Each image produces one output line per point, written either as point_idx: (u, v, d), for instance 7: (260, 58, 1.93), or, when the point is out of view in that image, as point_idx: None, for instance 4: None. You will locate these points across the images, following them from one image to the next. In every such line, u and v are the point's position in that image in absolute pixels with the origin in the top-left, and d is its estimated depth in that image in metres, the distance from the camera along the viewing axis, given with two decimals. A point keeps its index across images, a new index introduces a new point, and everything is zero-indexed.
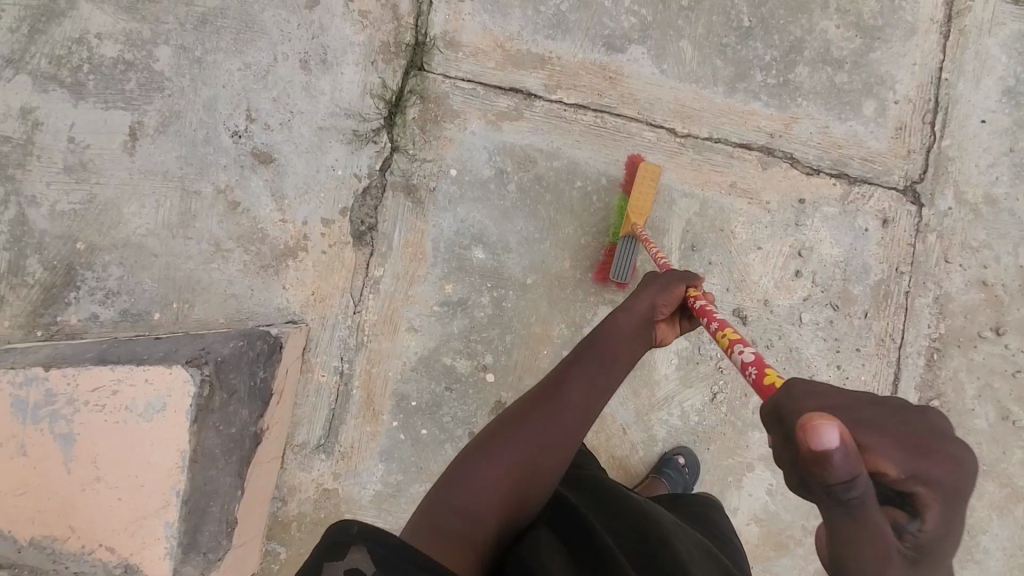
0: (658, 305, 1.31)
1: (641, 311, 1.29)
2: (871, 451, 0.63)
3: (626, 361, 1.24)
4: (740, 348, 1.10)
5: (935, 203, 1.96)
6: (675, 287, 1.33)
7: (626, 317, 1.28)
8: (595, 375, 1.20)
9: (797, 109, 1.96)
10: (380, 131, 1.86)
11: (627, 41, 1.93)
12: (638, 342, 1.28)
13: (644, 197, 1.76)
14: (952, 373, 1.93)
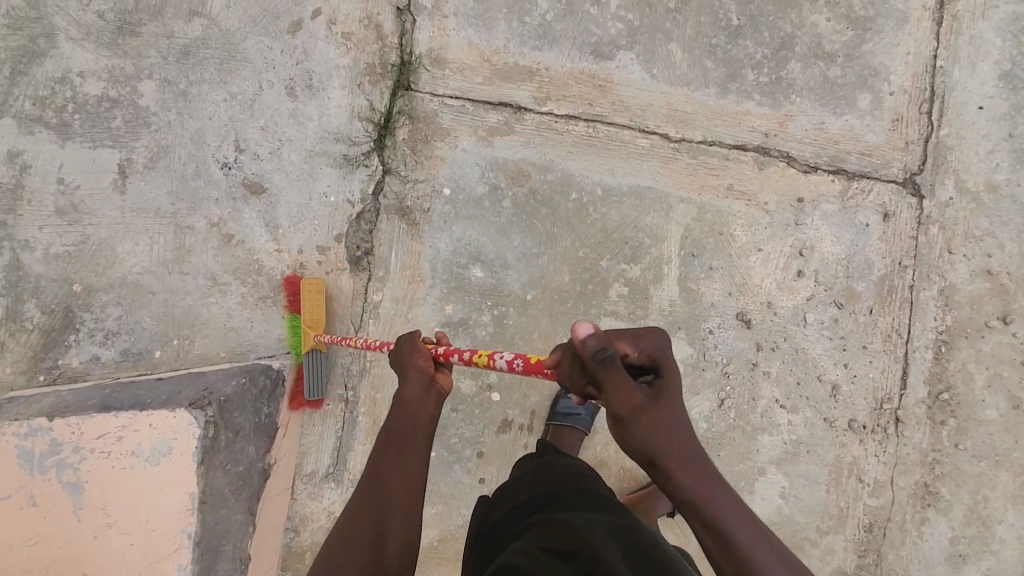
0: (417, 366, 1.11)
1: (411, 381, 1.09)
2: (619, 342, 0.96)
3: (425, 434, 1.05)
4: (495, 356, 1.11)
5: (935, 194, 1.93)
6: (417, 346, 1.13)
7: (400, 396, 1.08)
8: (392, 473, 1.01)
9: (791, 107, 1.93)
10: (371, 155, 1.84)
11: (615, 47, 1.91)
12: (427, 407, 1.07)
13: (310, 311, 1.71)
14: (961, 365, 1.92)
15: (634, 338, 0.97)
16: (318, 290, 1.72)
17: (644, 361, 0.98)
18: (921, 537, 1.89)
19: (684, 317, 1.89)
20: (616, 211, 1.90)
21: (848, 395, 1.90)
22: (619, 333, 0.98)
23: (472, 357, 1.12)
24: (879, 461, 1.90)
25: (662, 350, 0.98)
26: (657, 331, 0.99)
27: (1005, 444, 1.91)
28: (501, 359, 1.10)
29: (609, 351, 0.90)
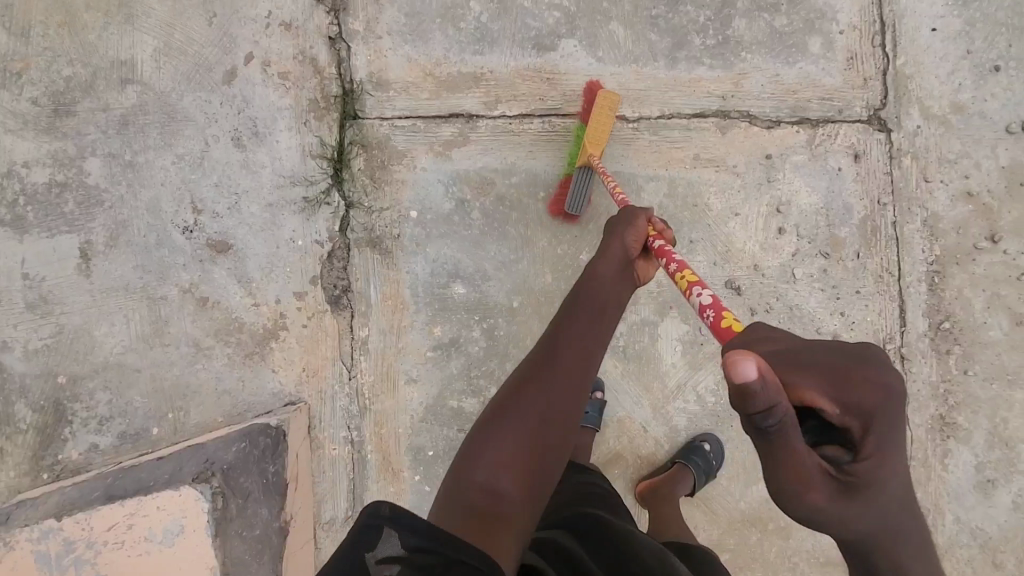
0: (625, 241, 1.38)
1: (616, 258, 1.37)
2: (808, 392, 0.76)
3: (605, 315, 1.32)
4: (700, 287, 1.18)
5: (902, 125, 1.91)
6: (636, 221, 1.40)
7: (604, 265, 1.37)
8: (578, 326, 1.29)
9: (742, 65, 1.90)
10: (331, 191, 1.81)
11: (556, 37, 1.87)
12: (621, 279, 1.37)
13: (602, 122, 1.70)
14: (957, 292, 1.90)
15: (833, 389, 0.76)
16: (612, 107, 1.71)
17: (851, 418, 0.75)
18: (947, 469, 1.88)
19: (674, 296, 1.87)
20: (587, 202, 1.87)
21: (850, 343, 1.89)
22: (816, 379, 0.76)
23: (683, 275, 1.23)
24: None
25: (879, 409, 0.75)
26: (881, 384, 0.76)
27: (1015, 362, 1.89)
28: (701, 295, 1.15)
29: (777, 416, 0.71)
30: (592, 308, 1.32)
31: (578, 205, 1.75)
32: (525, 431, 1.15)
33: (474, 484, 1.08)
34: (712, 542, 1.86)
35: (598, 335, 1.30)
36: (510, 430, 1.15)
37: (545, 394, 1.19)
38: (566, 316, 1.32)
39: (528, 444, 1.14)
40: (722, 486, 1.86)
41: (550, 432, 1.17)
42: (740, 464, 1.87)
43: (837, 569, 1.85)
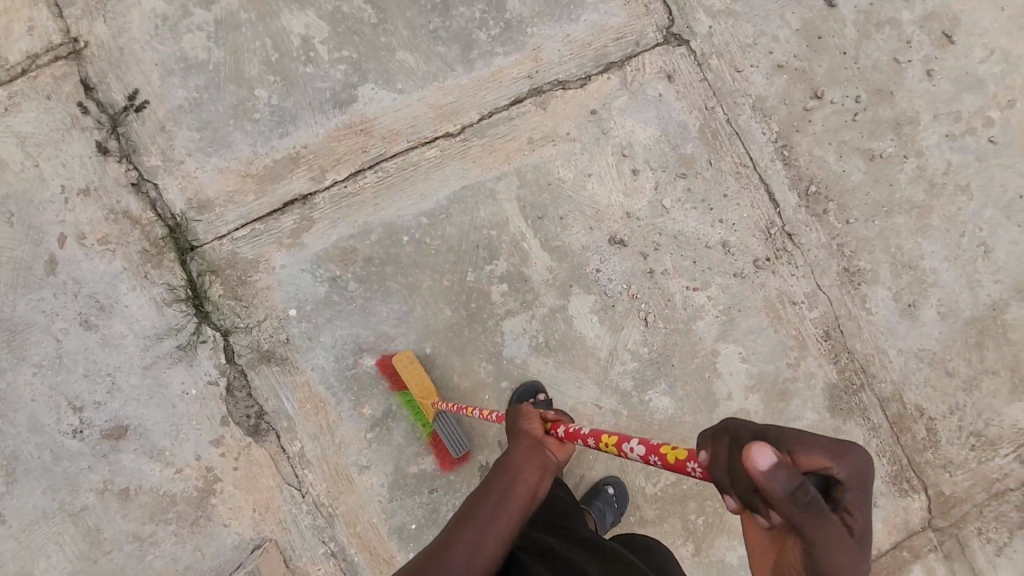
0: (524, 428, 1.24)
1: (521, 444, 1.22)
2: (814, 460, 0.75)
3: (514, 501, 1.13)
4: (627, 439, 1.07)
5: (696, 32, 1.98)
6: (529, 412, 1.27)
7: (507, 461, 1.20)
8: (473, 532, 1.08)
9: (533, 39, 1.93)
10: (202, 329, 1.74)
11: (351, 88, 1.85)
12: (532, 467, 1.17)
13: (411, 375, 1.71)
14: (809, 155, 2.00)
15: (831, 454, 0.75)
16: (411, 360, 1.72)
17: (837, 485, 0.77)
18: (871, 312, 1.98)
19: (569, 275, 1.90)
20: (451, 226, 1.86)
21: (739, 243, 1.96)
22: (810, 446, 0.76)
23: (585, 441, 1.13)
24: (800, 276, 1.97)
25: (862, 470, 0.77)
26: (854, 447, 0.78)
27: (884, 193, 2.01)
28: (629, 443, 1.05)
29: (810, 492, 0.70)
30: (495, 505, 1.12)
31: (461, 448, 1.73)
32: None
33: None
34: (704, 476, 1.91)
35: (505, 533, 1.09)
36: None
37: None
38: (465, 515, 1.12)
39: None
40: (689, 422, 1.92)
41: None
42: (695, 395, 1.92)
43: None
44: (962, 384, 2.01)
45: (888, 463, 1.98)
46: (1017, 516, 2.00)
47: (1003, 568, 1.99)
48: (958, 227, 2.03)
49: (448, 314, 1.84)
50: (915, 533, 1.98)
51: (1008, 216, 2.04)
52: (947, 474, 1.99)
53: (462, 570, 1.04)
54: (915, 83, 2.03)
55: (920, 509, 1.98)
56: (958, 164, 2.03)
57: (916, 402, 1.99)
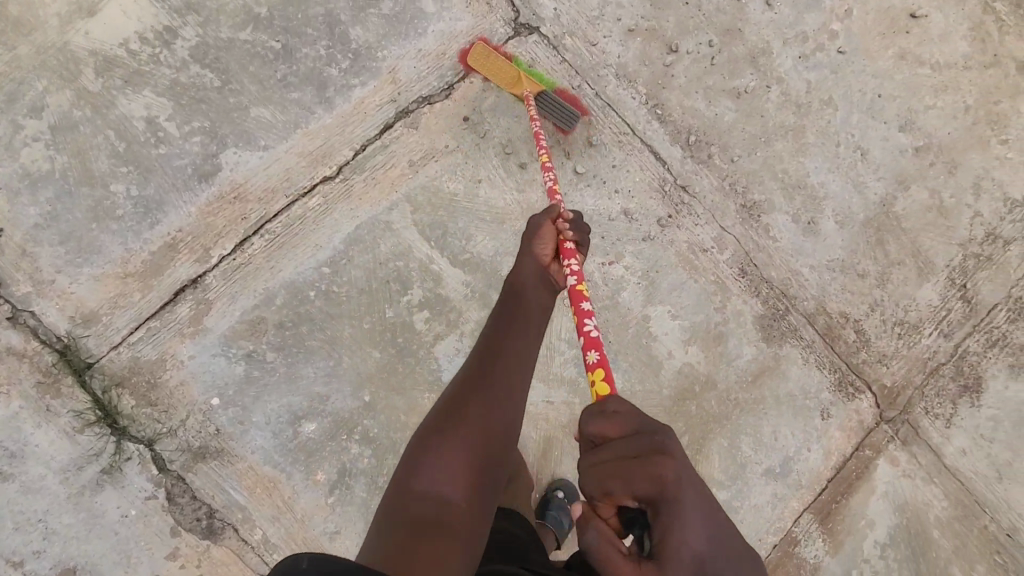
0: (539, 253, 1.39)
1: (529, 267, 1.38)
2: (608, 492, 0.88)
3: (533, 316, 1.33)
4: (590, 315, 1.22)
5: (544, 17, 2.00)
6: (545, 231, 1.39)
7: (523, 280, 1.37)
8: (518, 334, 1.30)
9: (387, 62, 1.89)
10: (122, 446, 1.63)
11: (213, 158, 1.77)
12: (544, 288, 1.37)
13: (489, 63, 1.87)
14: (681, 107, 2.05)
15: (621, 482, 0.86)
16: (490, 53, 1.88)
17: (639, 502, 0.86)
18: (776, 238, 2.06)
19: (484, 284, 1.86)
20: (356, 269, 1.81)
21: (639, 207, 2.00)
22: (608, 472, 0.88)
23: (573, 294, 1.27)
24: (704, 224, 2.03)
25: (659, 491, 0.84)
26: (656, 471, 0.85)
27: (758, 124, 2.09)
28: (590, 352, 1.15)
29: (589, 529, 0.89)
30: (519, 322, 1.32)
31: (569, 119, 1.92)
32: (463, 438, 1.16)
33: (418, 490, 1.11)
34: None
35: (531, 343, 1.30)
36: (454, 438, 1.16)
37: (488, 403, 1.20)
38: (503, 324, 1.32)
39: (470, 447, 1.15)
40: (640, 391, 1.94)
41: (492, 441, 1.17)
42: (638, 363, 1.96)
43: (764, 376, 2.01)
44: (875, 281, 2.12)
45: (831, 373, 2.06)
46: (955, 386, 2.13)
47: (956, 437, 2.11)
48: (832, 139, 2.13)
49: (377, 356, 1.79)
50: (873, 430, 2.07)
51: (873, 117, 2.16)
52: (885, 367, 2.10)
53: (506, 372, 1.24)
54: (757, 16, 2.12)
55: (871, 406, 2.08)
56: (817, 81, 2.14)
57: (840, 309, 2.08)
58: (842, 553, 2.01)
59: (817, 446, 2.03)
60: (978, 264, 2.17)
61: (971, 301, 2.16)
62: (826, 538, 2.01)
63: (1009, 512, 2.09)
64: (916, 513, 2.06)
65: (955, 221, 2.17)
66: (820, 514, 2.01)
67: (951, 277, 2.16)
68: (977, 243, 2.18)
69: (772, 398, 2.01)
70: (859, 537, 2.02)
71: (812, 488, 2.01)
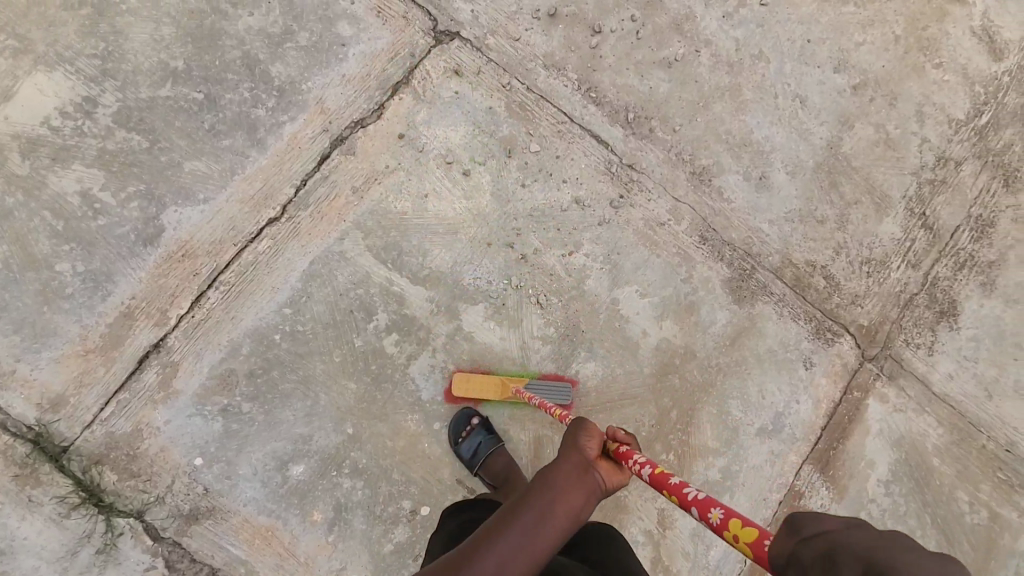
0: (583, 448, 1.15)
1: (572, 459, 1.13)
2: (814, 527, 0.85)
3: (552, 512, 1.06)
4: (688, 487, 1.06)
5: (462, 21, 1.98)
6: (594, 428, 1.19)
7: (555, 475, 1.11)
8: (525, 538, 1.02)
9: (312, 94, 1.87)
10: (112, 522, 1.62)
11: (154, 220, 1.75)
12: (579, 489, 1.10)
13: (475, 389, 1.80)
14: (614, 87, 2.04)
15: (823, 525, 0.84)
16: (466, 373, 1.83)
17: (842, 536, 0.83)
18: (731, 200, 2.06)
19: (449, 296, 1.86)
20: (317, 304, 1.79)
21: (590, 193, 1.99)
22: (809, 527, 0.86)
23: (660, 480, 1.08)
24: (656, 198, 2.02)
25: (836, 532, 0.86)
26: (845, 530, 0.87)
27: (694, 90, 2.08)
28: (713, 510, 1.00)
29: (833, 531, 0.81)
30: (540, 511, 1.06)
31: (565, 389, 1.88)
32: None
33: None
34: (657, 415, 1.94)
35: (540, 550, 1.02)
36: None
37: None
38: (521, 505, 1.07)
39: None
40: (622, 374, 1.94)
41: None
42: (615, 347, 1.95)
43: (742, 338, 2.02)
44: (836, 225, 2.12)
45: (808, 322, 2.07)
46: (931, 313, 2.14)
47: (940, 363, 2.12)
48: (770, 92, 2.13)
49: (354, 388, 1.78)
50: (858, 371, 2.08)
51: (806, 63, 2.16)
52: (860, 307, 2.10)
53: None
54: None
55: (853, 348, 2.08)
56: (744, 37, 2.13)
57: (805, 259, 2.09)
58: (847, 497, 2.02)
59: (806, 397, 2.04)
60: (934, 190, 2.18)
61: (933, 228, 2.17)
62: (829, 485, 2.02)
63: (1004, 426, 2.11)
64: (914, 445, 2.08)
65: (904, 151, 2.18)
66: (820, 463, 2.02)
67: (909, 207, 2.16)
68: (929, 170, 2.18)
69: (754, 358, 2.02)
70: (862, 478, 2.03)
71: (808, 439, 2.02)
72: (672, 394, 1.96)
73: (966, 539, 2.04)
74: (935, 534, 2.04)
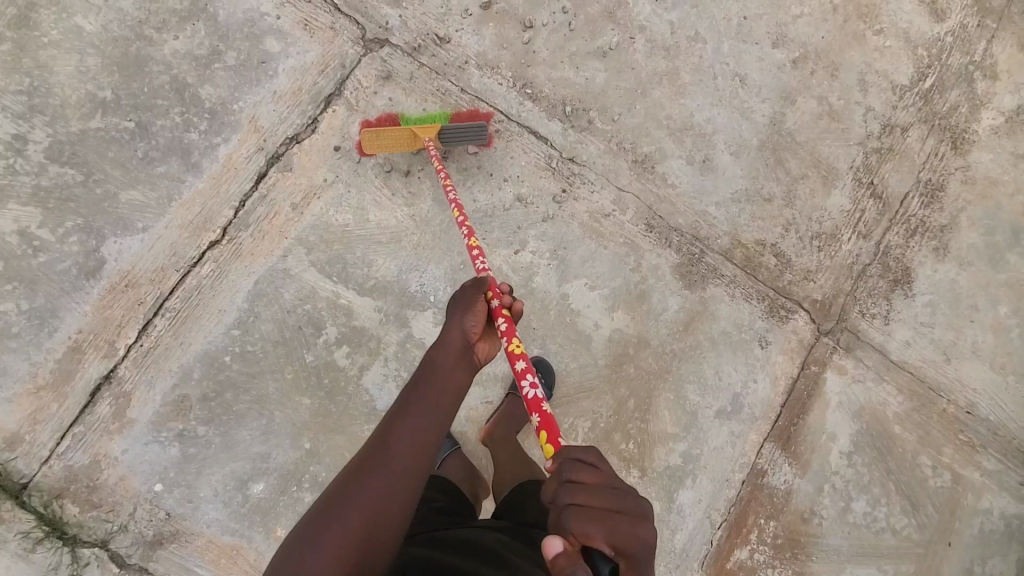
0: (466, 325, 1.23)
1: (454, 337, 1.21)
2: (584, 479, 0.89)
3: (444, 390, 1.15)
4: (529, 374, 1.12)
5: (391, 27, 1.96)
6: (479, 299, 1.23)
7: (442, 356, 1.19)
8: (424, 414, 1.11)
9: (244, 113, 1.87)
10: (76, 554, 1.65)
11: (94, 252, 1.76)
12: (462, 368, 1.19)
13: (384, 141, 1.81)
14: (550, 81, 2.03)
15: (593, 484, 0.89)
16: (371, 136, 1.80)
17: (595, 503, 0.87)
18: (676, 185, 2.06)
19: (397, 304, 1.88)
20: (265, 323, 1.81)
21: (532, 189, 1.99)
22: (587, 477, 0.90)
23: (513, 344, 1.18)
24: (600, 190, 2.02)
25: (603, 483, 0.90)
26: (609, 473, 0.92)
27: (632, 77, 2.07)
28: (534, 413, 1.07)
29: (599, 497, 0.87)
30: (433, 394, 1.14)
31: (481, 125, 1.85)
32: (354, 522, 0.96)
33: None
34: (614, 405, 1.96)
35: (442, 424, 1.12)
36: (340, 526, 0.95)
37: (380, 489, 1.00)
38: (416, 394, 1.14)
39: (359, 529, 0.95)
40: (576, 368, 1.96)
41: (382, 528, 0.98)
42: (568, 341, 1.97)
43: (694, 323, 2.03)
44: (784, 202, 2.11)
45: (760, 301, 2.07)
46: (885, 282, 2.14)
47: (897, 331, 2.13)
48: (708, 73, 2.11)
49: (308, 402, 1.80)
50: (815, 346, 2.08)
51: (743, 41, 2.14)
52: (813, 282, 2.10)
53: (411, 453, 1.06)
54: None
55: (808, 323, 2.09)
56: (680, 20, 2.11)
57: (754, 238, 2.09)
58: (811, 471, 2.04)
59: (763, 375, 2.05)
60: (881, 158, 2.17)
61: (882, 197, 2.16)
62: (792, 461, 2.04)
63: (963, 389, 2.13)
64: (875, 414, 2.09)
65: (849, 122, 2.17)
66: (781, 439, 2.04)
67: (857, 177, 2.15)
68: (875, 139, 2.17)
69: (708, 341, 2.03)
70: (824, 451, 2.05)
71: (768, 417, 2.04)
72: (627, 383, 1.98)
73: (931, 502, 2.07)
74: (900, 500, 2.06)
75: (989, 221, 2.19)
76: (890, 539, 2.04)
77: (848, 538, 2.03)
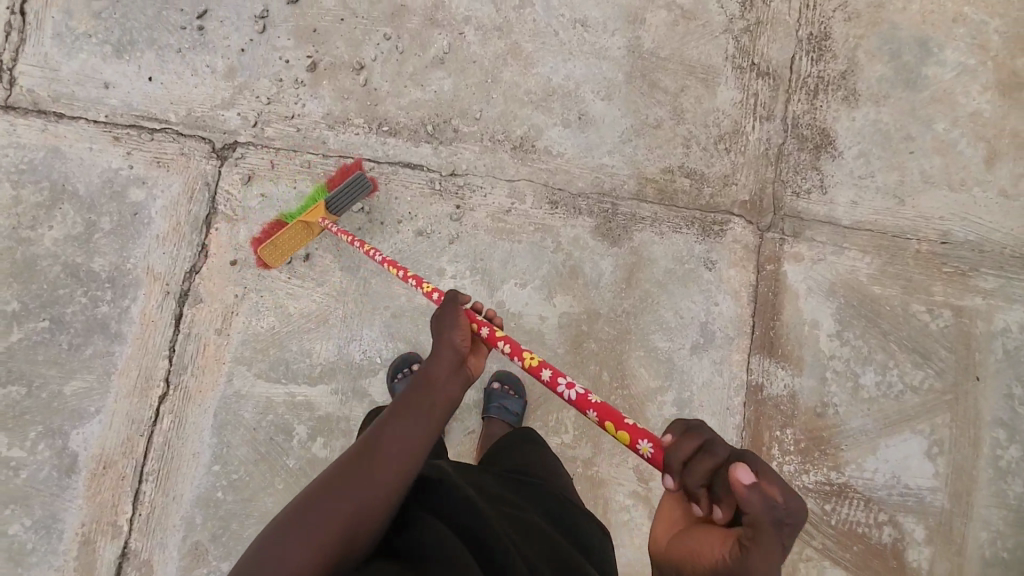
0: (456, 341, 1.20)
1: (444, 352, 1.19)
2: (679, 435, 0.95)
3: (438, 399, 1.13)
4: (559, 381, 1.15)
5: (234, 128, 1.98)
6: (462, 313, 1.23)
7: (434, 364, 1.17)
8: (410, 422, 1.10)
9: (138, 267, 1.92)
10: None
11: (66, 449, 1.85)
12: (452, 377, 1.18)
13: (288, 246, 1.87)
14: (401, 109, 2.01)
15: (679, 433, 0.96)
16: (274, 254, 1.86)
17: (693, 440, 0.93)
18: (562, 152, 2.02)
19: (348, 379, 1.91)
20: (239, 448, 1.87)
21: (427, 218, 1.98)
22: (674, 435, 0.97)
23: (529, 356, 1.21)
24: (491, 189, 2.00)
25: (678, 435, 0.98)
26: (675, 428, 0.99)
27: (476, 70, 2.03)
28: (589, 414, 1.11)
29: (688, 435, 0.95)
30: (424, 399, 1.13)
31: (360, 186, 1.87)
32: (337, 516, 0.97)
33: None
34: (590, 384, 1.96)
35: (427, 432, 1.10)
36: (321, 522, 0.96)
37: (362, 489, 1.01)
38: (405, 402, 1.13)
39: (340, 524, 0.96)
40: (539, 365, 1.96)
41: (363, 522, 0.98)
42: (522, 344, 1.96)
43: (634, 275, 2.00)
44: (674, 121, 2.04)
45: (691, 226, 2.02)
46: (807, 153, 2.05)
47: (839, 195, 2.04)
48: (548, 33, 2.05)
49: None
50: (762, 245, 2.02)
51: None
52: (734, 185, 2.03)
53: (399, 458, 1.05)
54: None
55: (746, 226, 2.02)
56: None
57: (659, 169, 2.03)
58: (807, 365, 1.99)
59: (722, 296, 2.00)
60: (753, 36, 2.07)
61: (770, 72, 2.06)
62: (784, 364, 1.99)
63: (930, 222, 2.03)
64: (849, 285, 2.02)
65: (706, 15, 2.07)
66: (766, 347, 1.99)
67: (737, 64, 2.06)
68: (739, 19, 2.07)
69: (655, 286, 1.99)
70: (812, 342, 2.00)
71: (743, 333, 1.99)
72: (593, 359, 1.96)
73: (940, 346, 2.00)
74: (908, 356, 2.00)
75: (888, 47, 2.08)
76: (911, 398, 1.98)
77: (870, 414, 1.98)
